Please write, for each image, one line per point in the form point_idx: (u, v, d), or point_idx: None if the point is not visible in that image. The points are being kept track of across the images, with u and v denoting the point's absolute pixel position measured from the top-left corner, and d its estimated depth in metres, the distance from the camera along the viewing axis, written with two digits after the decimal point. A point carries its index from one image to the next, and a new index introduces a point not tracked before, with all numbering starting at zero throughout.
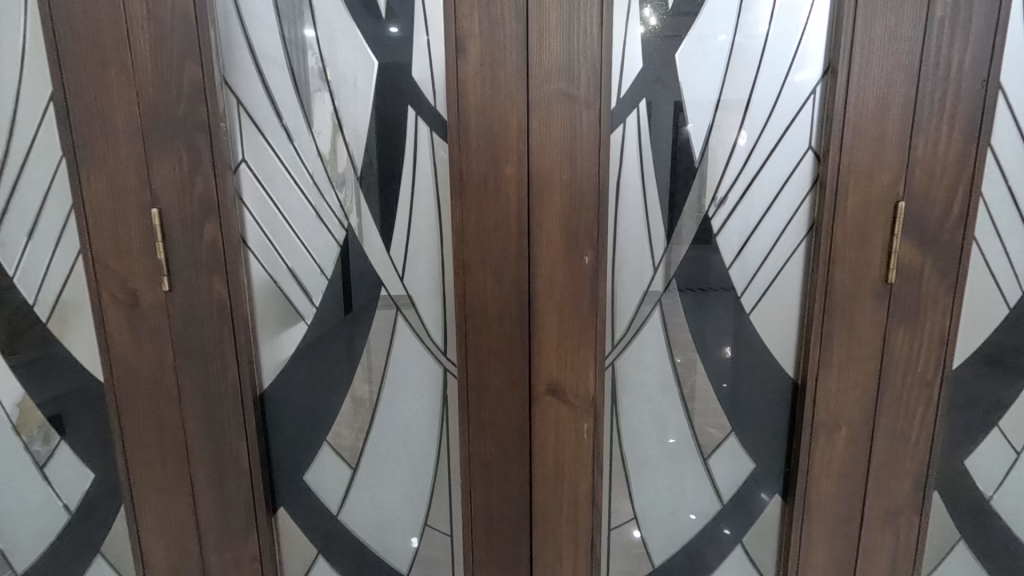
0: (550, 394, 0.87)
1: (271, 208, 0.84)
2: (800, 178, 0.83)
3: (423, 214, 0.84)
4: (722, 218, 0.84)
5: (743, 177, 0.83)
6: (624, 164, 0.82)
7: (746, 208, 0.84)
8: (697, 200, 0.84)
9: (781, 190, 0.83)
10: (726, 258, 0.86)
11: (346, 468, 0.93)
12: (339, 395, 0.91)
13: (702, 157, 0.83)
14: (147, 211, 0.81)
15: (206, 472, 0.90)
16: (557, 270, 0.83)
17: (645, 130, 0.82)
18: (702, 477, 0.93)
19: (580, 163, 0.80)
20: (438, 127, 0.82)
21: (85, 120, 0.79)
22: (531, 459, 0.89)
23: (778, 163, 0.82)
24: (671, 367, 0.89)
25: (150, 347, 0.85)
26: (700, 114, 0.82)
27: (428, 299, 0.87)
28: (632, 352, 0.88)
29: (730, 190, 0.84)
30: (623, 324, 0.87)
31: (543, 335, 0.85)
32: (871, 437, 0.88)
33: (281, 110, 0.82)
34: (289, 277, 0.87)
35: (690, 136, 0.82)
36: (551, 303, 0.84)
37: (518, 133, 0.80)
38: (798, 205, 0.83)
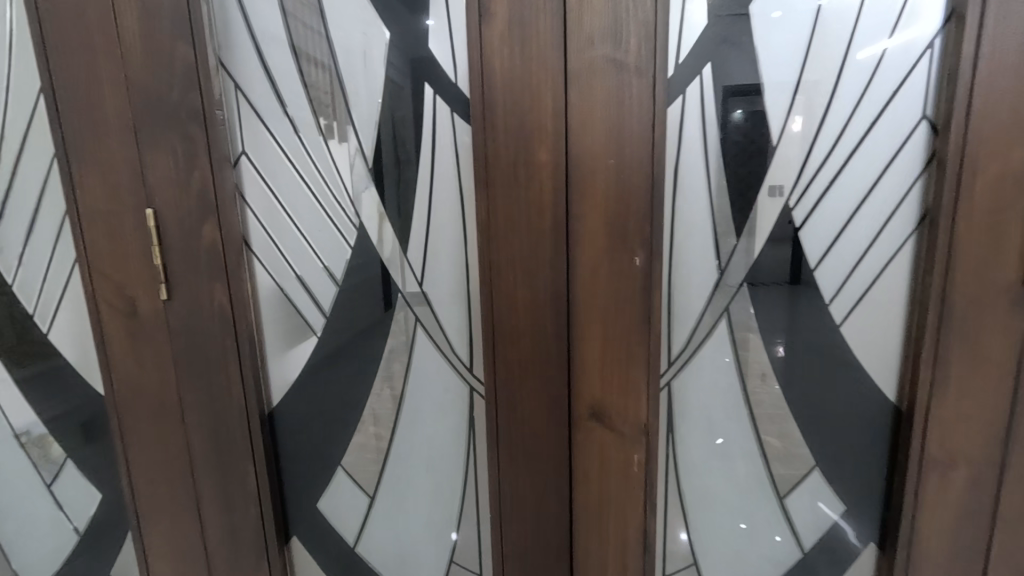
0: (594, 418, 0.74)
1: (275, 206, 0.75)
2: (910, 157, 0.66)
3: (444, 209, 0.73)
4: (806, 208, 0.69)
5: (835, 157, 0.67)
6: (683, 144, 0.68)
7: (838, 196, 0.68)
8: (775, 186, 0.69)
9: (884, 172, 0.67)
10: (811, 257, 0.70)
11: (363, 495, 0.83)
12: (354, 415, 0.81)
13: (782, 134, 0.67)
14: (141, 211, 0.73)
15: (214, 497, 0.82)
16: (602, 273, 0.70)
17: (710, 102, 0.67)
18: (778, 518, 0.78)
19: (630, 144, 0.66)
20: (460, 107, 0.70)
21: (74, 113, 0.72)
22: (570, 493, 0.77)
23: (881, 139, 0.66)
24: (740, 388, 0.74)
25: (150, 360, 0.78)
26: (779, 80, 0.67)
27: (451, 307, 0.75)
28: (691, 370, 0.74)
29: (817, 173, 0.68)
30: (681, 337, 0.73)
31: (584, 349, 0.72)
32: (1000, 480, 0.70)
33: (284, 93, 0.72)
34: (296, 283, 0.77)
35: (767, 108, 0.67)
36: (594, 312, 0.71)
37: (553, 110, 0.67)
38: (907, 190, 0.67)
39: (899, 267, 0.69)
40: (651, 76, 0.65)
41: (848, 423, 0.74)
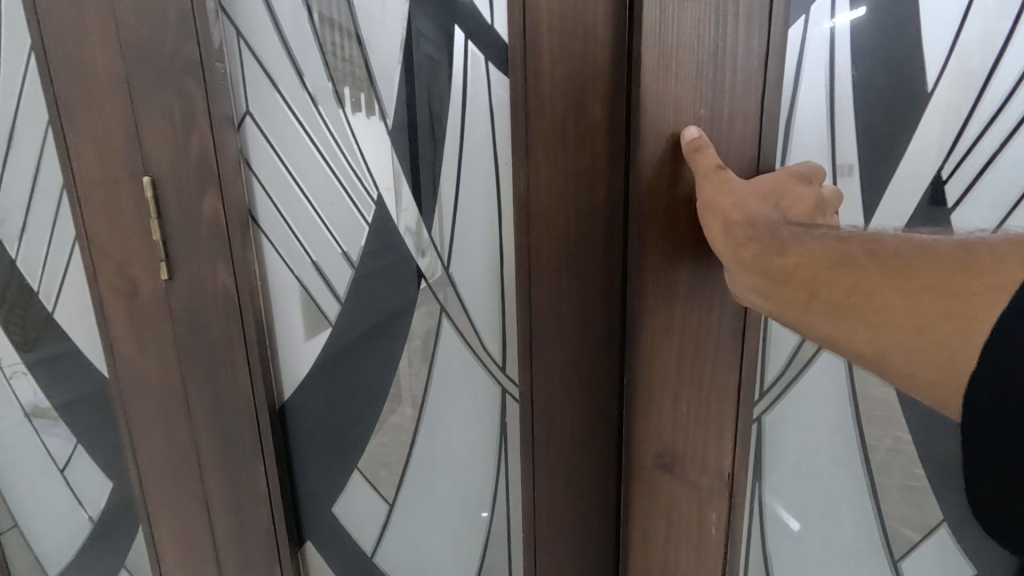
0: (658, 468, 0.59)
1: (285, 176, 0.65)
2: None
3: (475, 181, 0.61)
4: (964, 180, 0.54)
5: (1010, 113, 0.51)
6: (803, 88, 0.53)
7: (1010, 165, 0.52)
8: (925, 153, 0.54)
9: None
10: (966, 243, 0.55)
11: (381, 504, 0.75)
12: (373, 418, 0.72)
13: (940, 79, 0.52)
14: (138, 180, 0.65)
15: (223, 495, 0.75)
16: (676, 292, 0.55)
17: (843, 31, 0.52)
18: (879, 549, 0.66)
19: (733, 95, 0.50)
20: (497, 55, 0.57)
21: (64, 67, 0.64)
22: (630, 546, 0.62)
23: None
24: (852, 420, 0.62)
25: (153, 346, 0.71)
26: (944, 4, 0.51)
27: (481, 298, 0.64)
28: (788, 401, 0.62)
29: (984, 135, 0.52)
30: (780, 358, 0.61)
31: (659, 377, 0.57)
32: None
33: (292, 44, 0.62)
34: (309, 266, 0.68)
35: (922, 41, 0.52)
36: (665, 338, 0.56)
37: (613, 56, 0.53)
38: None
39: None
40: (752, 1, 0.49)
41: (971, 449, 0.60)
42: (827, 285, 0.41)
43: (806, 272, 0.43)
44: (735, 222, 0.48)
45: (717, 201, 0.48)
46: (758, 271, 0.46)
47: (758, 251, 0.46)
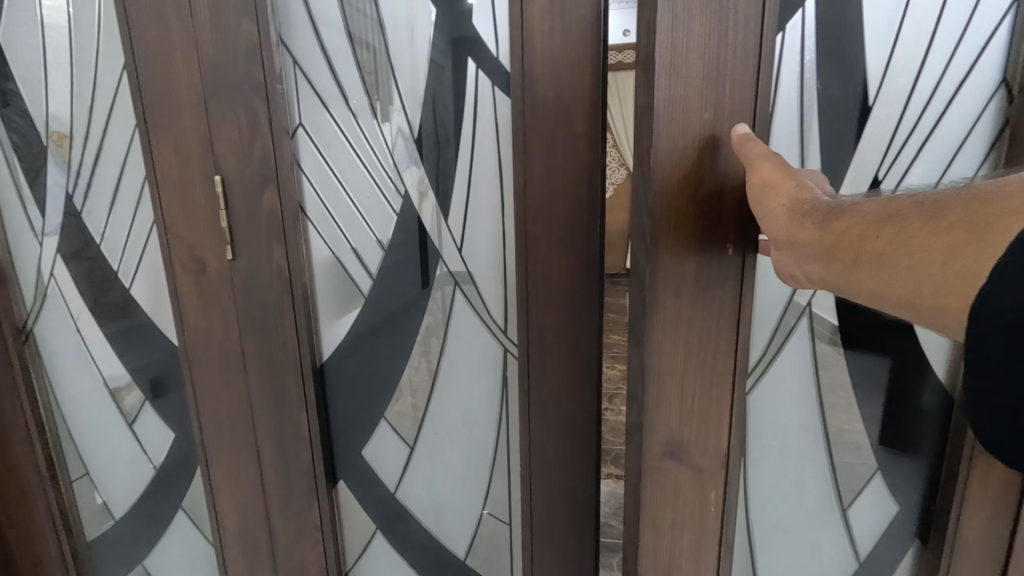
0: (668, 457, 0.71)
1: (328, 175, 0.81)
2: (985, 127, 0.68)
3: (483, 179, 0.77)
4: (895, 180, 0.70)
5: (920, 128, 0.68)
6: (780, 95, 0.67)
7: (923, 168, 0.70)
8: (866, 157, 0.70)
9: (964, 142, 0.68)
10: None
11: (403, 447, 0.90)
12: (397, 376, 0.87)
13: (877, 94, 0.68)
14: (210, 178, 0.80)
15: (271, 440, 0.90)
16: (685, 305, 0.66)
17: (813, 47, 0.66)
18: (815, 481, 0.82)
19: (722, 101, 0.61)
20: (500, 79, 0.73)
21: (151, 87, 0.79)
22: (635, 484, 0.73)
23: (964, 107, 0.67)
24: (814, 386, 0.77)
25: (217, 314, 0.86)
26: (880, 35, 0.66)
27: (487, 273, 0.80)
28: (770, 376, 0.77)
29: (904, 145, 0.69)
30: (762, 340, 0.75)
31: (665, 344, 0.67)
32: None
33: (336, 69, 0.77)
34: (347, 249, 0.83)
35: (865, 61, 0.67)
36: (674, 340, 0.67)
37: (592, 85, 0.69)
38: (981, 161, 0.69)
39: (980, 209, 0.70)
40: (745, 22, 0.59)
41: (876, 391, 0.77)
42: (873, 240, 0.48)
43: (855, 234, 0.50)
44: (800, 199, 0.56)
45: (777, 184, 0.57)
46: (815, 246, 0.53)
47: (821, 218, 0.53)
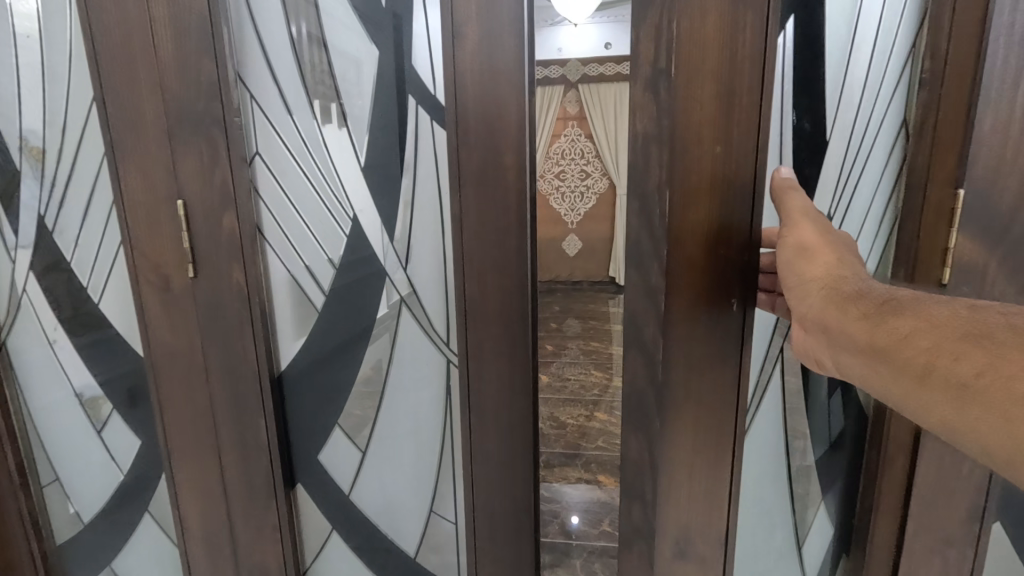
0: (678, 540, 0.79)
1: (284, 200, 0.88)
2: (891, 166, 0.76)
3: (424, 203, 0.84)
4: (840, 213, 0.78)
5: (855, 168, 0.77)
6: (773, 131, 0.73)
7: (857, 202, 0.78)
8: (825, 191, 0.77)
9: (881, 180, 0.77)
10: None
11: (356, 450, 0.97)
12: (349, 384, 0.94)
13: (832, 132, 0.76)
14: (173, 202, 0.87)
15: (233, 446, 0.96)
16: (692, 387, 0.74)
17: (789, 78, 0.72)
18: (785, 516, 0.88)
19: (731, 133, 0.66)
20: (438, 115, 0.80)
21: (119, 120, 0.85)
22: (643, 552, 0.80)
23: (882, 149, 0.76)
24: (786, 432, 0.84)
25: (182, 329, 0.92)
26: (835, 78, 0.74)
27: (430, 290, 0.87)
28: (753, 426, 0.82)
29: (847, 181, 0.77)
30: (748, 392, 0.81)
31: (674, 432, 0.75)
32: (911, 472, 0.79)
33: (291, 104, 0.84)
34: (301, 266, 0.90)
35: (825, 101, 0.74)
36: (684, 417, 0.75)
37: (517, 121, 0.76)
38: (885, 198, 0.77)
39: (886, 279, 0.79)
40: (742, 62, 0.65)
41: (799, 403, 0.83)
42: (950, 361, 0.47)
43: (919, 345, 0.49)
44: (840, 278, 0.59)
45: (815, 255, 0.61)
46: (866, 342, 0.54)
47: (865, 313, 0.55)
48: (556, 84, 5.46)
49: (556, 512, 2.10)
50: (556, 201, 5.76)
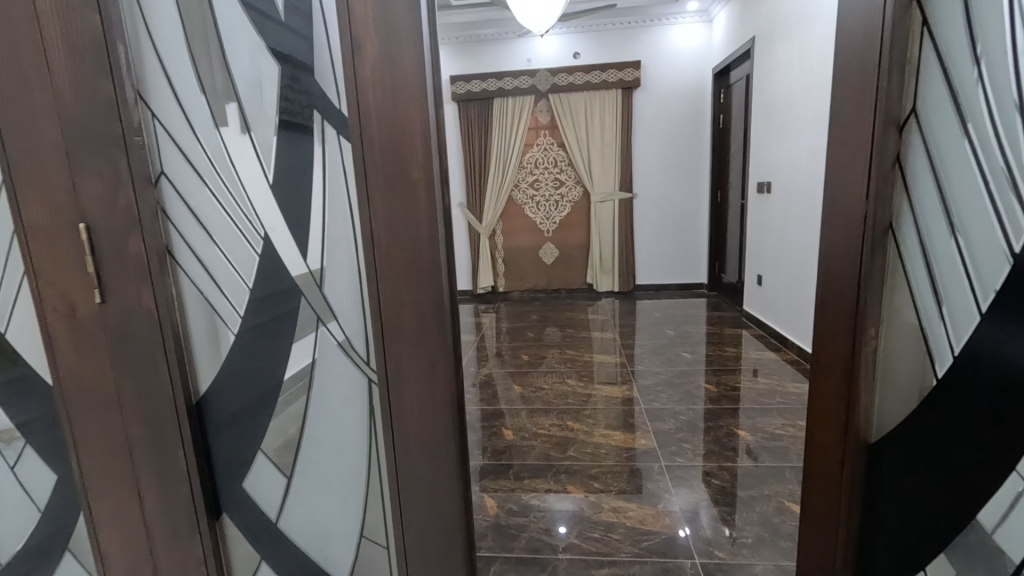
0: None
1: (191, 220, 0.85)
2: (877, 193, 0.76)
3: (336, 220, 0.82)
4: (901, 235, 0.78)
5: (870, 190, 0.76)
6: None
7: (870, 232, 0.77)
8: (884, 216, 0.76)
9: (871, 207, 0.76)
10: (866, 273, 0.78)
11: (281, 478, 0.93)
12: (270, 409, 0.91)
13: (901, 159, 0.77)
14: (75, 225, 0.83)
15: (151, 478, 0.92)
16: None
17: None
18: None
19: None
20: (343, 128, 0.78)
21: (15, 141, 0.82)
22: None
23: (882, 179, 0.75)
24: None
25: (94, 357, 0.88)
26: (892, 113, 0.74)
27: (347, 308, 0.85)
28: None
29: (899, 209, 0.78)
30: None
31: None
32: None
33: (194, 121, 0.82)
34: (211, 285, 0.87)
35: (909, 126, 0.76)
36: None
37: (422, 134, 0.75)
38: (892, 219, 0.78)
39: (865, 294, 0.78)
40: None
41: None
42: None
43: None
44: None
45: None
46: None
47: None
48: (527, 94, 5.37)
49: (523, 525, 2.06)
50: (531, 209, 5.70)
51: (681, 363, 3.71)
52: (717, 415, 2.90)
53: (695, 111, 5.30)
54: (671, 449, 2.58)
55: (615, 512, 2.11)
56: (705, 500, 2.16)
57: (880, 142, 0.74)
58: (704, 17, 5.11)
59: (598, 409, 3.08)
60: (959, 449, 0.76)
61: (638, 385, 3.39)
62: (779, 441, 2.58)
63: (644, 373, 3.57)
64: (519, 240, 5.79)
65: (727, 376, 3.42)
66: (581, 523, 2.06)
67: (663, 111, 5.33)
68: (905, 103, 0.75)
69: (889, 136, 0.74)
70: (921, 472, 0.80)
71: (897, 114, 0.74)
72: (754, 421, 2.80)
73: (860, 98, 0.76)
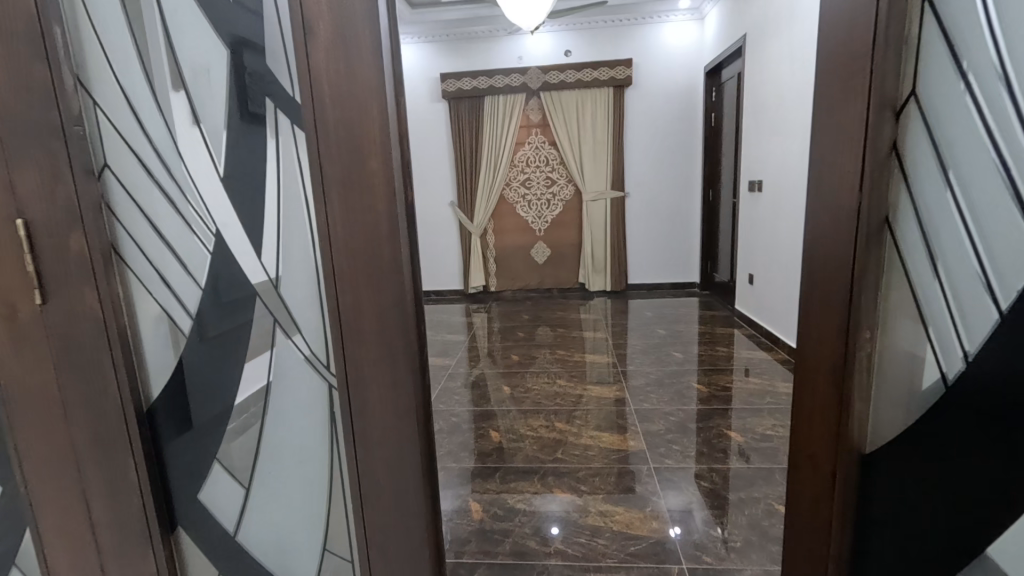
0: None
1: (138, 215, 0.80)
2: (871, 185, 0.68)
3: (292, 216, 0.77)
4: (903, 229, 0.71)
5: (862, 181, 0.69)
6: None
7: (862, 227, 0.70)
8: (879, 209, 0.69)
9: (864, 200, 0.69)
10: (860, 271, 0.71)
11: (238, 488, 0.88)
12: (225, 415, 0.86)
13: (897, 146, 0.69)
14: (11, 220, 0.77)
15: (100, 490, 0.86)
16: None
17: None
18: None
19: None
20: (297, 118, 0.74)
21: None
22: None
23: (877, 169, 0.68)
24: None
25: (36, 361, 0.83)
26: (887, 97, 0.66)
27: (304, 308, 0.80)
28: None
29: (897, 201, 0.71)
30: None
31: None
32: None
33: (139, 110, 0.77)
34: (161, 285, 0.82)
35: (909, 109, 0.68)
36: None
37: (380, 123, 0.70)
38: (891, 212, 0.71)
39: (857, 296, 0.71)
40: None
41: None
42: None
43: None
44: None
45: None
46: None
47: None
48: (518, 92, 5.32)
49: (509, 531, 2.01)
50: (522, 208, 5.66)
51: (672, 362, 3.68)
52: (707, 416, 2.86)
53: (686, 110, 5.27)
54: (660, 451, 2.54)
55: (602, 516, 2.07)
56: (693, 503, 2.12)
57: (873, 127, 0.67)
58: (695, 15, 5.09)
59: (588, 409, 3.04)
60: (974, 473, 0.69)
61: (628, 385, 3.35)
62: (769, 442, 2.55)
63: (635, 373, 3.54)
64: (510, 239, 5.75)
65: (717, 376, 3.39)
66: (568, 528, 2.02)
67: (654, 109, 5.30)
68: (902, 85, 0.68)
69: (884, 121, 0.67)
70: (926, 490, 0.74)
71: (892, 98, 0.67)
72: (744, 421, 2.77)
73: (851, 82, 0.68)
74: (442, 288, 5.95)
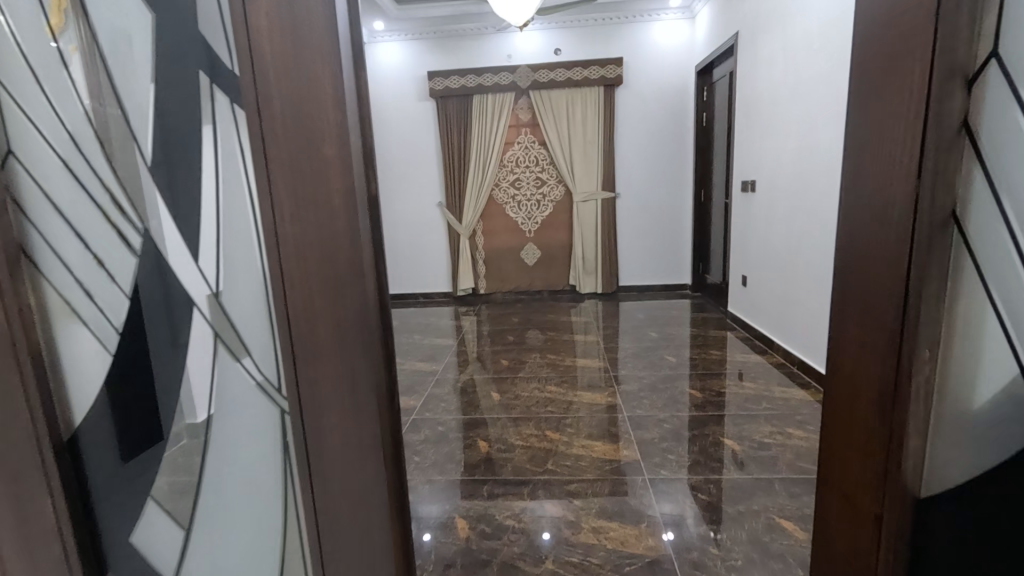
0: None
1: (51, 211, 0.68)
2: (938, 169, 0.57)
3: (234, 213, 0.65)
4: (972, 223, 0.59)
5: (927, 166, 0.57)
6: None
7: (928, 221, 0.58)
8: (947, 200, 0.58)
9: (931, 189, 0.57)
10: (926, 276, 0.59)
11: (178, 530, 0.76)
12: (160, 447, 0.73)
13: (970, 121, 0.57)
14: None
15: (11, 536, 0.73)
16: None
17: None
18: None
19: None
20: (237, 95, 0.61)
21: None
22: None
23: (946, 151, 0.57)
24: None
25: None
26: (960, 62, 0.55)
27: (251, 322, 0.68)
28: None
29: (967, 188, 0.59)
30: None
31: None
32: None
33: (50, 87, 0.65)
34: (81, 293, 0.70)
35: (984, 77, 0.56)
36: None
37: (336, 99, 0.59)
38: (960, 201, 0.59)
39: (921, 305, 0.59)
40: None
41: None
42: None
43: None
44: None
45: None
46: None
47: None
48: (506, 91, 5.21)
49: (496, 550, 1.89)
50: (512, 209, 5.55)
51: (665, 367, 3.58)
52: (702, 423, 2.77)
53: (678, 110, 5.20)
54: (655, 461, 2.44)
55: (595, 533, 1.95)
56: (690, 517, 2.02)
57: (936, 101, 0.55)
58: (686, 14, 5.02)
59: (579, 416, 2.93)
60: None
61: (621, 391, 3.25)
62: (767, 450, 2.46)
63: (628, 378, 3.44)
64: (500, 240, 5.63)
65: (712, 381, 3.30)
66: (558, 547, 1.90)
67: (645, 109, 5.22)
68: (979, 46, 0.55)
69: (955, 93, 0.55)
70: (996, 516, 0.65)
71: (965, 65, 0.55)
72: (740, 429, 2.67)
73: (910, 48, 0.56)
74: (431, 291, 5.82)
